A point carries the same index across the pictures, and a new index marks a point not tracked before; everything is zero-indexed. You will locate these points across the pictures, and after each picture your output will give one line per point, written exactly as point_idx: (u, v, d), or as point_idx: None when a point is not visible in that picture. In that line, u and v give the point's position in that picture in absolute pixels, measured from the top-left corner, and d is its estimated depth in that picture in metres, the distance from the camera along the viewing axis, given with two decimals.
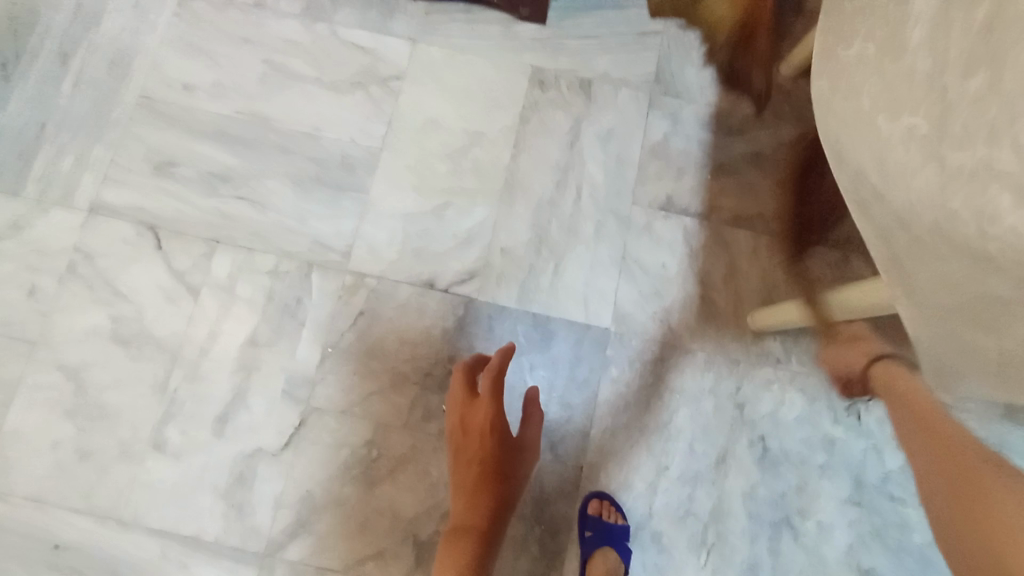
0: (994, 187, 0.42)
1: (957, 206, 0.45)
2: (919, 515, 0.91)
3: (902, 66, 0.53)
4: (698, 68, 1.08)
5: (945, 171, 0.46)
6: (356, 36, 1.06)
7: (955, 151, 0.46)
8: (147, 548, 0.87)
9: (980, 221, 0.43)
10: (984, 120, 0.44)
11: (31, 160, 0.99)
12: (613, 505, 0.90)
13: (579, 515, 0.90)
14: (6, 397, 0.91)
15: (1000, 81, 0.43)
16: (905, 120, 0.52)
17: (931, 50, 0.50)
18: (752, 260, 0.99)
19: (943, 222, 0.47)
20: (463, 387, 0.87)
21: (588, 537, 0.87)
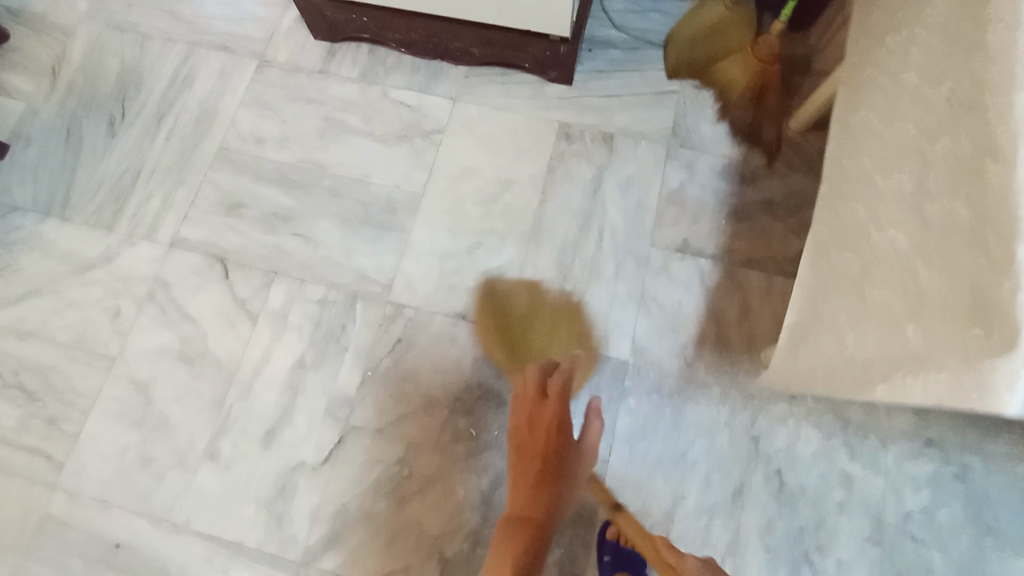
0: (955, 230, 0.46)
1: (930, 247, 0.49)
2: (940, 557, 0.91)
3: (893, 133, 0.59)
4: (712, 123, 1.18)
5: (920, 220, 0.51)
6: (404, 96, 1.21)
7: (928, 203, 0.50)
8: (197, 551, 0.94)
9: (942, 260, 0.47)
10: (947, 176, 0.49)
11: (125, 200, 1.15)
12: (631, 529, 0.94)
13: (599, 539, 0.95)
14: (84, 407, 1.02)
15: (959, 143, 0.49)
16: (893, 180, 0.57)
17: (917, 120, 0.55)
18: (764, 299, 1.06)
19: (917, 263, 0.50)
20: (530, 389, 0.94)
21: (608, 561, 0.93)
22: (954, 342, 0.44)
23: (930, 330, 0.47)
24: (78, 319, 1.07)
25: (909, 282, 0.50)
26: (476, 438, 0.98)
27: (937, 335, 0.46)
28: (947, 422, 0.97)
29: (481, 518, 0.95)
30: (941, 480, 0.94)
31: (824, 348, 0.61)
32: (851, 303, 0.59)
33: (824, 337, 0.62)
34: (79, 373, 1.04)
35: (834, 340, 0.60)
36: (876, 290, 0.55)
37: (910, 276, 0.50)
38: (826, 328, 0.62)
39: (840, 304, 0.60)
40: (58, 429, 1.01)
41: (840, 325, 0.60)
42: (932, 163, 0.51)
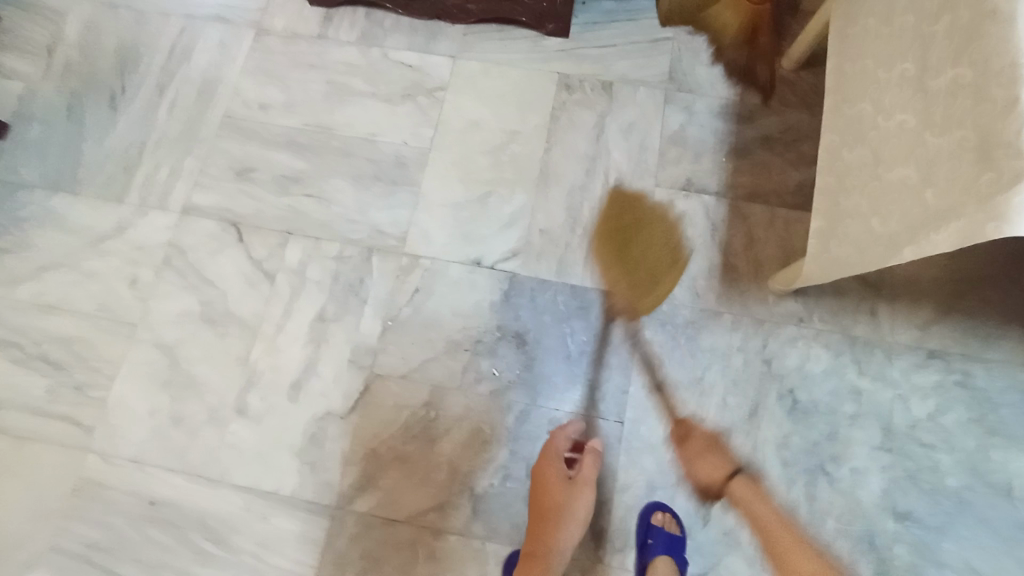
0: (961, 92, 0.50)
1: (937, 114, 0.52)
2: (949, 459, 0.96)
3: (891, 26, 0.63)
4: (707, 66, 1.20)
5: (927, 93, 0.54)
6: (404, 56, 1.23)
7: (932, 75, 0.54)
8: (234, 501, 0.96)
9: (951, 121, 0.51)
10: (950, 47, 0.53)
11: (134, 172, 1.16)
12: (673, 516, 0.94)
13: (641, 524, 0.94)
14: (111, 373, 1.03)
15: (957, 15, 0.52)
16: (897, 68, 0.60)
17: (913, 7, 0.59)
18: (768, 230, 1.09)
19: (927, 132, 0.53)
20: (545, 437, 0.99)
21: (651, 544, 0.90)
22: (967, 186, 0.48)
23: (944, 184, 0.50)
24: (97, 289, 1.08)
25: (922, 148, 0.53)
26: (498, 377, 1.01)
27: (951, 186, 0.49)
28: (949, 333, 1.01)
29: (509, 453, 0.98)
30: (946, 388, 0.99)
31: (846, 234, 0.64)
32: (867, 191, 0.61)
33: (846, 229, 0.64)
34: (103, 340, 1.05)
35: (854, 225, 0.63)
36: (892, 169, 0.58)
37: (923, 144, 0.54)
38: (847, 221, 0.64)
39: (856, 191, 0.63)
40: (86, 395, 1.02)
41: (860, 213, 0.62)
42: (934, 40, 0.55)
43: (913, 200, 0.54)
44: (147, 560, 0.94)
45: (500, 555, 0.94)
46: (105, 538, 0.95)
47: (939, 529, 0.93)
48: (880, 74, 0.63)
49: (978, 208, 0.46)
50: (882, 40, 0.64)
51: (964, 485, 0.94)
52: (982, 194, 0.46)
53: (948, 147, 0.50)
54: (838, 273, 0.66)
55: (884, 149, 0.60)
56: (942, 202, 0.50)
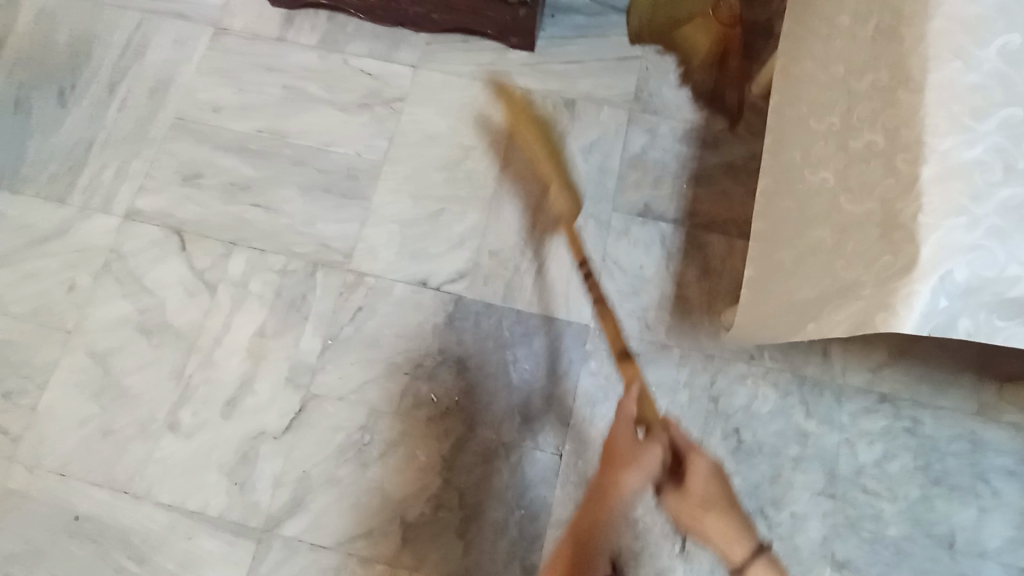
0: (875, 162, 0.53)
1: (854, 183, 0.55)
2: (892, 508, 0.93)
3: (825, 75, 0.64)
4: (675, 88, 1.17)
5: (847, 157, 0.57)
6: (364, 63, 1.19)
7: (852, 140, 0.56)
8: (160, 518, 0.94)
9: (863, 192, 0.54)
10: (870, 114, 0.55)
11: (79, 172, 1.13)
12: (605, 554, 0.91)
13: None
14: (41, 380, 1.01)
15: (877, 83, 0.55)
16: (823, 122, 0.62)
17: (846, 62, 0.60)
18: (724, 262, 1.07)
19: (843, 198, 0.56)
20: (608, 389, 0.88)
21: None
22: (870, 263, 0.51)
23: (854, 257, 0.53)
24: (33, 292, 1.05)
25: (839, 214, 0.56)
26: (437, 404, 0.98)
27: (857, 262, 0.52)
28: (900, 377, 0.99)
29: (442, 483, 0.95)
30: (893, 434, 0.97)
31: (767, 286, 0.65)
32: (789, 247, 0.63)
33: (768, 281, 0.65)
34: (35, 346, 1.02)
35: (775, 280, 0.64)
36: (813, 231, 0.59)
37: (840, 210, 0.56)
38: (769, 273, 0.65)
39: (778, 243, 0.65)
40: (15, 402, 1.00)
41: (781, 267, 0.63)
42: (859, 104, 0.57)
43: (828, 268, 0.56)
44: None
45: None
46: (25, 551, 0.93)
47: None
48: (809, 123, 0.64)
49: (875, 291, 0.50)
50: (815, 87, 0.65)
51: (905, 536, 0.92)
52: (881, 274, 0.50)
53: (860, 219, 0.54)
54: (755, 325, 0.67)
55: (807, 207, 0.61)
56: (851, 277, 0.53)
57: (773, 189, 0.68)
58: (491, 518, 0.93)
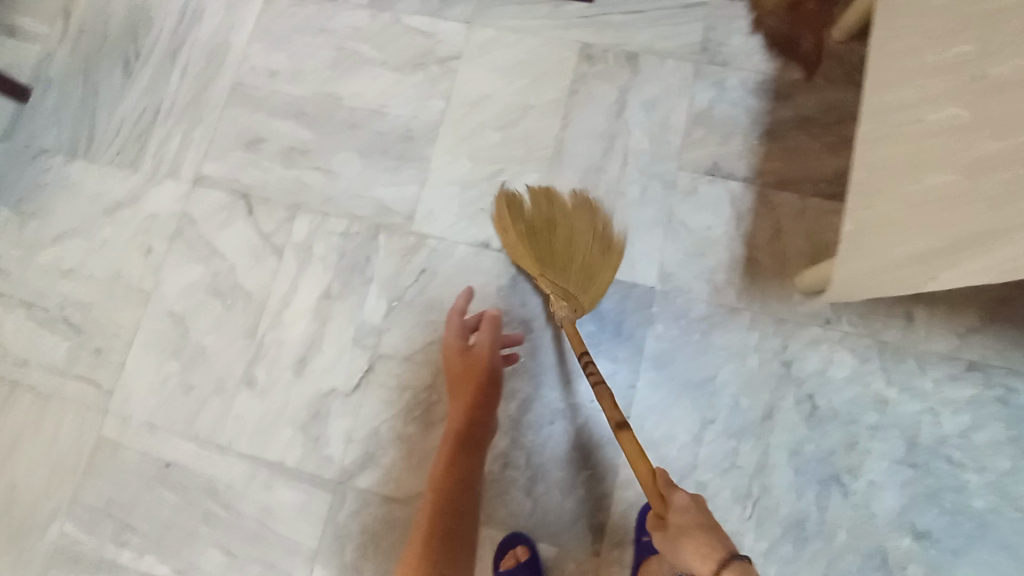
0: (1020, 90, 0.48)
1: (989, 115, 0.51)
2: (979, 480, 0.89)
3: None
4: (745, 35, 1.09)
5: (982, 89, 0.52)
6: (416, 21, 1.16)
7: (992, 66, 0.51)
8: (242, 468, 1.00)
9: (1003, 123, 0.49)
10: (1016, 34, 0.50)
11: (146, 140, 1.15)
12: None
13: (638, 520, 0.93)
14: (126, 340, 1.06)
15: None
16: (948, 52, 0.57)
17: None
18: (798, 222, 1.01)
19: (977, 133, 0.52)
20: (457, 336, 0.95)
21: (645, 540, 0.91)
22: (1012, 204, 0.47)
23: (991, 199, 0.49)
24: (113, 256, 1.10)
25: (971, 152, 0.52)
26: (501, 364, 0.99)
27: (995, 204, 0.49)
28: (993, 343, 0.92)
29: (508, 441, 0.97)
30: (984, 403, 0.91)
31: (873, 241, 0.62)
32: (899, 197, 0.59)
33: (871, 235, 0.62)
34: (118, 307, 1.08)
35: (883, 233, 0.60)
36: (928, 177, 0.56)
37: (971, 147, 0.52)
38: (869, 228, 0.62)
39: (888, 193, 0.61)
40: (104, 360, 1.06)
41: (889, 220, 0.60)
42: (1000, 25, 0.52)
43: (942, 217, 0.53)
44: (160, 519, 0.99)
45: (495, 539, 0.95)
46: (122, 496, 1.00)
47: (956, 550, 0.88)
48: (929, 56, 0.59)
49: None
50: (937, 14, 0.59)
51: (992, 507, 0.88)
52: None
53: (999, 154, 0.49)
54: (865, 284, 0.64)
55: (922, 150, 0.57)
56: (988, 223, 0.49)
57: (879, 133, 0.64)
58: (558, 476, 0.95)
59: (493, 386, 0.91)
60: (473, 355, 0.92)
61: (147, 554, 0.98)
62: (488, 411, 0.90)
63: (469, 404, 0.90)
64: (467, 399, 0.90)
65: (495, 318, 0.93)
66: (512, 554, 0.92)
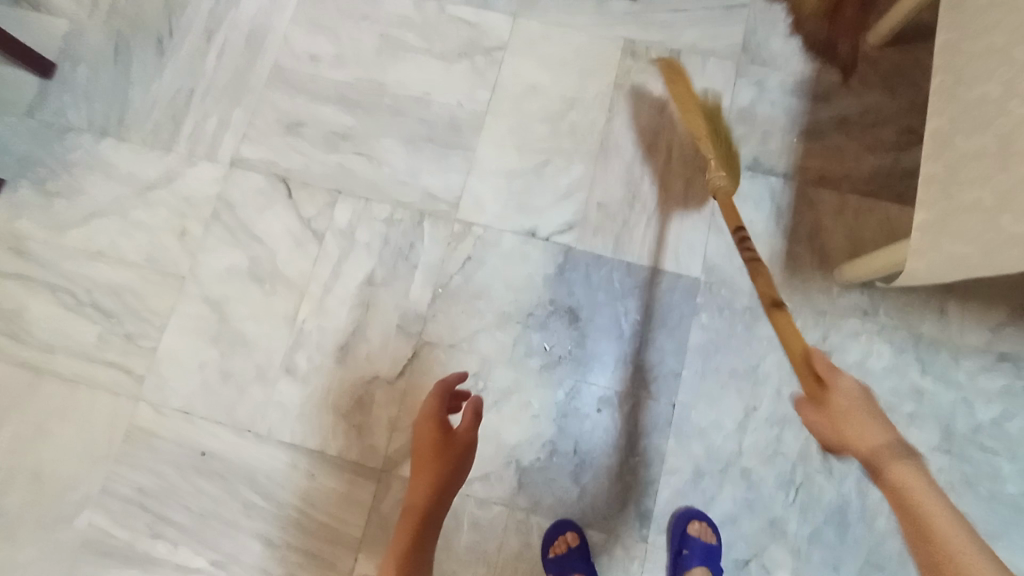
0: None
1: None
2: (1011, 466, 0.93)
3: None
4: (785, 38, 1.13)
5: None
6: (461, 11, 1.16)
7: None
8: (283, 456, 0.97)
9: None
10: None
11: (181, 121, 1.13)
12: (710, 524, 0.92)
13: (676, 531, 0.92)
14: (160, 324, 1.03)
15: None
16: None
17: None
18: (837, 218, 1.04)
19: None
20: (434, 406, 0.84)
21: (687, 553, 0.89)
22: None
23: None
24: (146, 238, 1.07)
25: None
26: (549, 352, 0.99)
27: None
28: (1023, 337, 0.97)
29: (556, 429, 0.96)
30: (1014, 393, 0.95)
31: (962, 229, 0.62)
32: (993, 182, 0.59)
33: (963, 220, 0.62)
34: (152, 291, 1.05)
35: (974, 220, 0.61)
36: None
37: None
38: (958, 218, 0.63)
39: (975, 183, 0.62)
40: (136, 345, 1.02)
41: (982, 206, 0.60)
42: None
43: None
44: (196, 508, 0.96)
45: (543, 528, 0.94)
46: (156, 484, 0.97)
47: (991, 534, 0.91)
48: (1008, 53, 0.61)
49: None
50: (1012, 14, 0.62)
51: None
52: None
53: None
54: (951, 271, 0.63)
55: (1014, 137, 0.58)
56: None
57: (959, 128, 0.66)
58: (606, 465, 0.95)
59: (464, 472, 0.82)
60: (456, 440, 0.81)
61: (182, 544, 0.95)
62: (451, 494, 0.81)
63: (432, 482, 0.80)
64: (433, 476, 0.80)
65: (478, 402, 0.82)
66: (561, 540, 0.92)
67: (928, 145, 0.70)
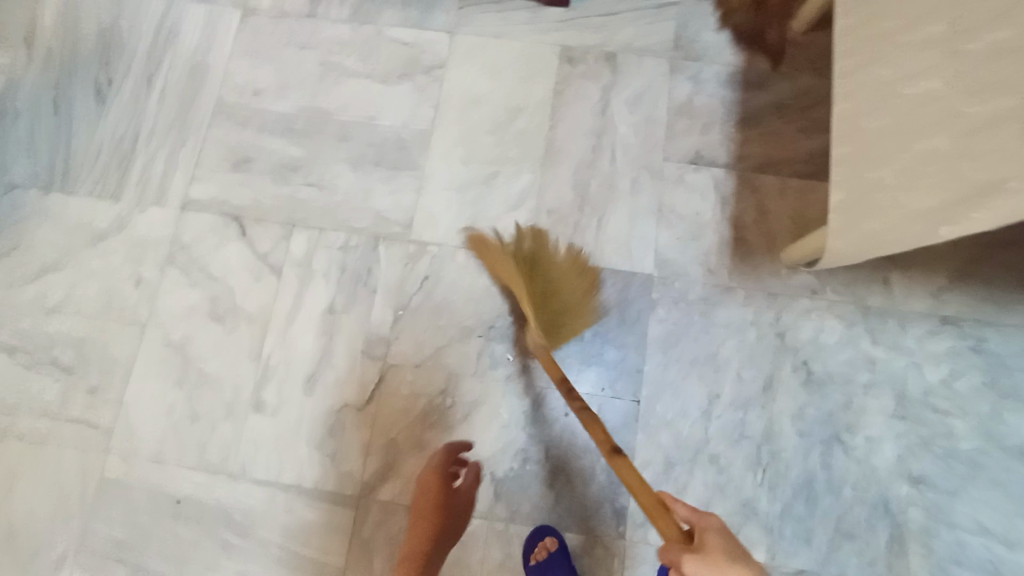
0: (1004, 58, 0.53)
1: (975, 83, 0.55)
2: (964, 424, 0.97)
3: None
4: (714, 31, 1.16)
5: (963, 59, 0.57)
6: (399, 33, 1.19)
7: (969, 41, 0.56)
8: (258, 492, 0.97)
9: (989, 88, 0.53)
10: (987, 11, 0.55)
11: (128, 166, 1.12)
12: None
13: None
14: (122, 374, 1.03)
15: None
16: (921, 30, 0.62)
17: None
18: (779, 202, 1.08)
19: (965, 100, 0.56)
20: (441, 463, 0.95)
21: None
22: (1011, 158, 0.51)
23: (989, 153, 0.53)
24: (101, 288, 1.06)
25: (962, 117, 0.56)
26: (513, 361, 1.01)
27: (993, 158, 0.52)
28: (962, 299, 1.01)
29: (526, 436, 0.98)
30: (960, 353, 0.99)
31: (870, 203, 0.65)
32: (895, 159, 0.63)
33: (870, 196, 0.66)
34: (112, 339, 1.04)
35: (879, 195, 0.64)
36: (921, 139, 0.60)
37: (962, 112, 0.56)
38: (865, 194, 0.67)
39: (879, 159, 0.65)
40: (100, 396, 1.02)
41: (885, 182, 0.63)
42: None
43: (952, 171, 0.56)
44: (176, 553, 0.96)
45: (522, 535, 0.95)
46: (133, 534, 0.97)
47: (952, 492, 0.94)
48: (901, 37, 0.65)
49: None
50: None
51: (979, 448, 0.96)
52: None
53: (990, 117, 0.53)
54: (859, 244, 0.68)
55: (912, 116, 0.61)
56: (983, 174, 0.53)
57: (861, 108, 0.69)
58: (579, 467, 0.97)
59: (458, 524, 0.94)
60: (458, 495, 0.94)
61: None
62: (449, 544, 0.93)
63: (431, 532, 0.92)
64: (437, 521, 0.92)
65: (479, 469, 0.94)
66: (540, 546, 0.92)
67: (836, 127, 0.73)
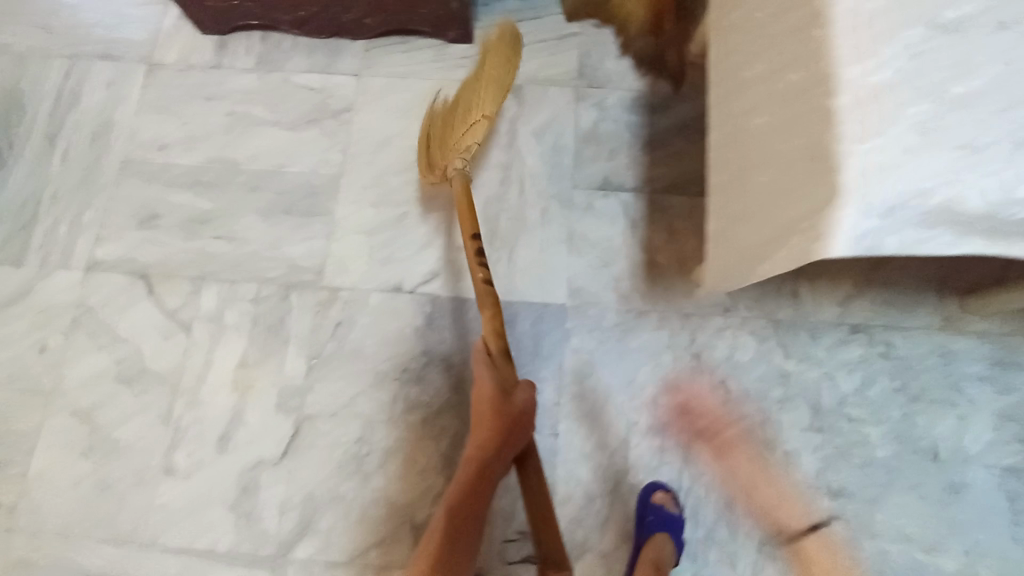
0: (798, 101, 0.55)
1: (784, 123, 0.57)
2: (877, 431, 0.98)
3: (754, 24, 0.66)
4: (616, 58, 1.18)
5: (777, 100, 0.59)
6: (306, 78, 1.18)
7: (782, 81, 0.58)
8: (172, 562, 0.94)
9: (791, 130, 0.56)
10: (792, 54, 0.57)
11: (31, 232, 1.10)
12: None
13: None
14: (27, 448, 0.99)
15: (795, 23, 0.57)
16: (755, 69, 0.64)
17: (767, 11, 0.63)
18: (688, 222, 1.09)
19: (778, 139, 0.58)
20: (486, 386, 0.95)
21: None
22: (800, 198, 0.54)
23: (789, 193, 0.55)
24: (5, 360, 1.03)
25: (777, 156, 0.58)
26: (430, 403, 1.01)
27: (790, 198, 0.55)
28: (869, 306, 1.03)
29: (445, 478, 0.98)
30: (870, 360, 1.01)
31: (729, 235, 0.68)
32: (746, 193, 0.65)
33: (729, 229, 0.69)
34: (16, 413, 1.01)
35: (733, 229, 0.67)
36: (756, 175, 0.63)
37: (777, 152, 0.58)
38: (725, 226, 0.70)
39: (732, 192, 0.68)
40: (4, 474, 0.98)
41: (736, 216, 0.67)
42: (784, 42, 0.59)
43: (774, 206, 0.58)
44: None
45: None
46: None
47: (871, 500, 0.95)
48: (744, 75, 0.67)
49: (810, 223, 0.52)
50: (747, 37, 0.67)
51: (893, 454, 0.97)
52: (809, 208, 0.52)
53: (790, 157, 0.56)
54: (723, 274, 0.70)
55: (753, 148, 0.64)
56: (787, 213, 0.56)
57: (722, 142, 0.72)
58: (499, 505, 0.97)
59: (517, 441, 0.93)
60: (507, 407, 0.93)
61: None
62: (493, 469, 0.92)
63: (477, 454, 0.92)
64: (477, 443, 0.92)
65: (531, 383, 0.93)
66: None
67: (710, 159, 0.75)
